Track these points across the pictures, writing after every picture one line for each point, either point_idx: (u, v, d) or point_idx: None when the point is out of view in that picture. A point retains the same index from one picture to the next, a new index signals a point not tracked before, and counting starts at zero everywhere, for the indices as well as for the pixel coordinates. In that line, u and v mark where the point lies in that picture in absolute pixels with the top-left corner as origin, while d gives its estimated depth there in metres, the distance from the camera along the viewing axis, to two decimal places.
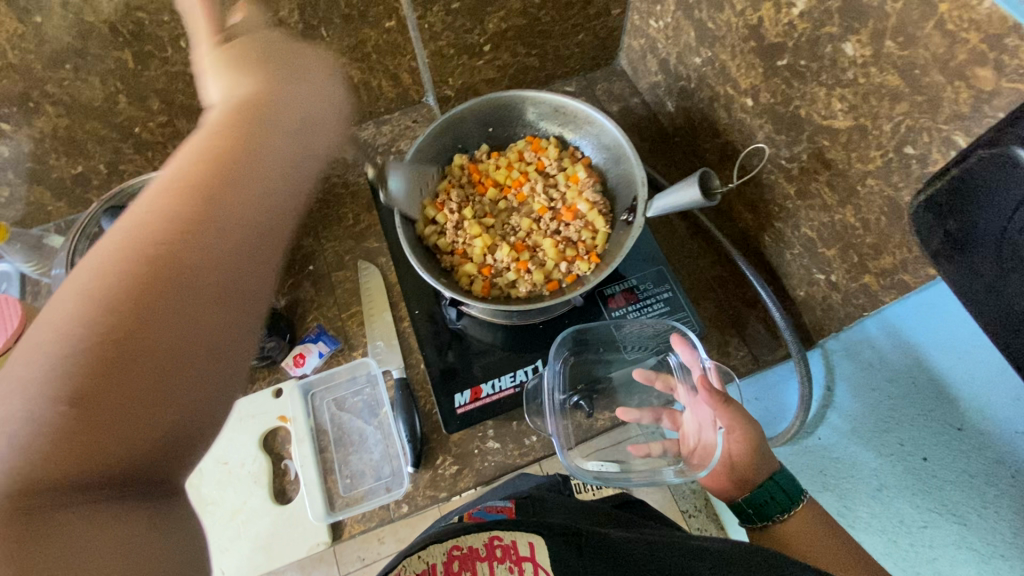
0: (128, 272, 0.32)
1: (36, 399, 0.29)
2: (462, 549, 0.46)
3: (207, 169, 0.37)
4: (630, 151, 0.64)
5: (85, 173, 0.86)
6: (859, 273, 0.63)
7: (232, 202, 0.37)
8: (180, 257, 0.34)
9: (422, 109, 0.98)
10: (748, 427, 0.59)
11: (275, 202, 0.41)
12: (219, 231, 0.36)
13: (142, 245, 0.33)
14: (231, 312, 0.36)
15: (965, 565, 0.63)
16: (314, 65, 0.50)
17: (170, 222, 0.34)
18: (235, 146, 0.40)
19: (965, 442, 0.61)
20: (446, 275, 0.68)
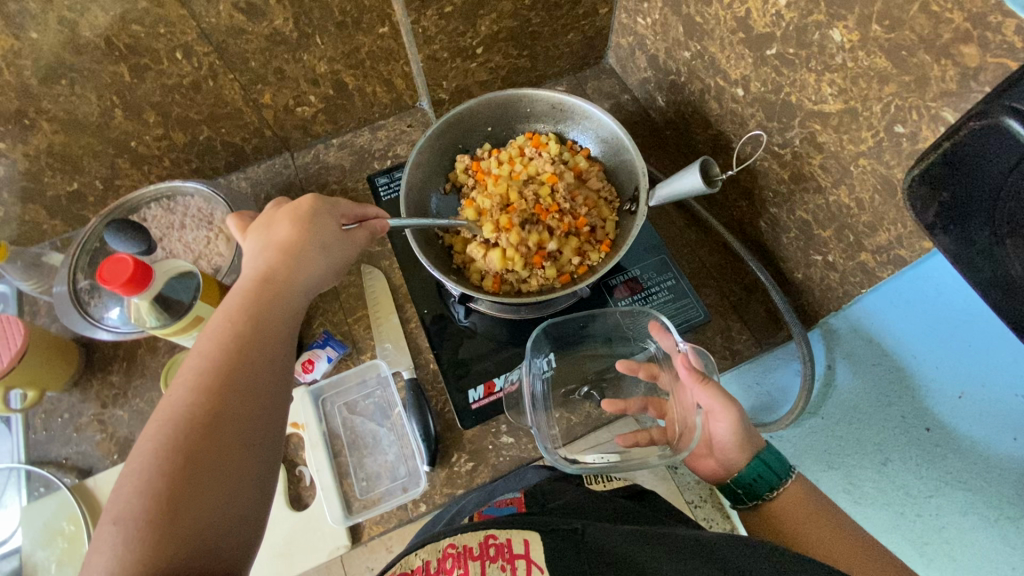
0: (176, 423, 0.44)
1: (131, 509, 0.40)
2: (456, 547, 0.52)
3: (231, 329, 0.50)
4: (630, 144, 0.65)
5: (81, 190, 0.85)
6: (855, 252, 0.66)
7: (251, 349, 0.49)
8: (219, 400, 0.45)
9: (415, 114, 0.99)
10: (730, 406, 0.62)
11: (286, 343, 0.53)
12: (244, 375, 0.47)
13: (184, 401, 0.45)
14: (263, 422, 0.48)
15: (974, 529, 0.68)
16: (313, 207, 0.62)
17: (205, 379, 0.46)
18: (258, 303, 0.53)
19: (964, 409, 0.69)
20: (457, 273, 0.70)
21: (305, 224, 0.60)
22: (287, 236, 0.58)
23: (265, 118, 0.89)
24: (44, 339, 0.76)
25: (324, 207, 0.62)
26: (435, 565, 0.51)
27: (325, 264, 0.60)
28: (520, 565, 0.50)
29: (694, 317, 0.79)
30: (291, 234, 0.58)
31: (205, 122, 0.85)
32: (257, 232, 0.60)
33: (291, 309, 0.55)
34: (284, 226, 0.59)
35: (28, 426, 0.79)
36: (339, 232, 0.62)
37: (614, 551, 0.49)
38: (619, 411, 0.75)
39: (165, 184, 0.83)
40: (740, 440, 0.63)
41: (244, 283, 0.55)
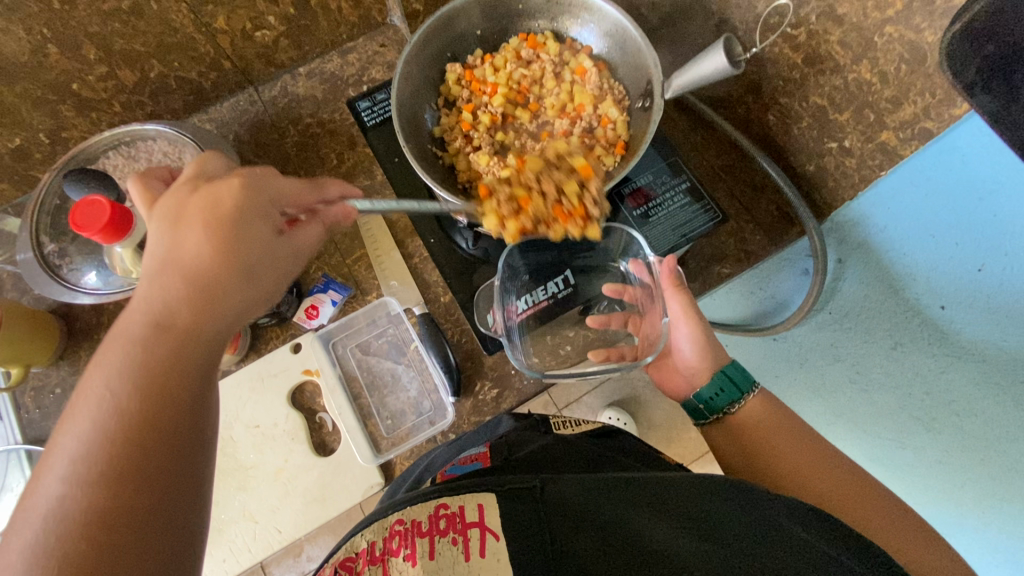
0: (46, 537, 0.32)
1: None
2: (403, 524, 0.43)
3: (121, 404, 0.35)
4: (636, 31, 0.60)
5: (25, 145, 0.76)
6: (875, 133, 0.65)
7: (152, 431, 0.36)
8: (105, 509, 0.33)
9: (387, 32, 0.90)
10: (696, 312, 0.65)
11: (200, 407, 0.39)
12: (140, 473, 0.34)
13: (55, 498, 0.33)
14: (174, 512, 0.35)
15: (979, 395, 0.74)
16: (240, 204, 0.42)
17: (89, 468, 0.34)
18: (158, 358, 0.37)
19: (986, 280, 0.69)
20: (465, 193, 0.65)
21: (225, 230, 0.41)
22: (194, 250, 0.40)
23: (221, 47, 0.80)
24: (19, 310, 0.70)
25: (255, 202, 0.43)
26: (381, 547, 0.42)
27: (259, 279, 0.43)
28: (474, 534, 0.41)
29: (712, 218, 0.75)
30: (212, 240, 0.40)
31: (153, 56, 0.76)
32: (162, 221, 0.41)
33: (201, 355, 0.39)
34: (196, 234, 0.40)
35: (18, 406, 0.74)
36: (274, 232, 0.44)
37: (574, 504, 0.44)
38: (601, 327, 0.74)
39: (121, 128, 0.74)
40: (702, 354, 0.66)
41: (134, 320, 0.38)
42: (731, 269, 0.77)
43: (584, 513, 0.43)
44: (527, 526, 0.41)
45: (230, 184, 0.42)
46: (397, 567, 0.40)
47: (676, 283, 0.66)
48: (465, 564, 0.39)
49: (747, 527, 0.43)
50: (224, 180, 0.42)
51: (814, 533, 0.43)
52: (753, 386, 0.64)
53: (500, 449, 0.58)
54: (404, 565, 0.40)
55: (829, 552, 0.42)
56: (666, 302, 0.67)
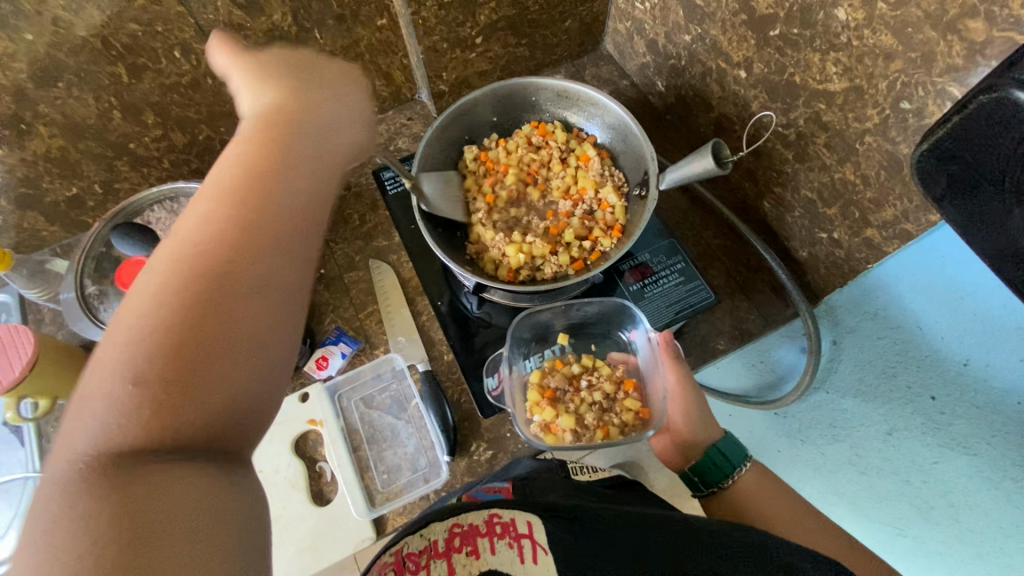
0: (188, 272, 0.40)
1: (139, 357, 0.37)
2: (462, 526, 0.48)
3: (239, 187, 0.44)
4: (636, 128, 0.66)
5: (80, 194, 0.84)
6: (860, 228, 0.67)
7: (236, 288, 0.40)
8: (231, 257, 0.41)
9: (415, 107, 0.98)
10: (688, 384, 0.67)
11: (301, 271, 0.45)
12: (245, 266, 0.41)
13: (196, 252, 0.40)
14: (267, 322, 0.41)
15: (975, 489, 0.75)
16: (249, 157, 0.45)
17: (221, 242, 0.41)
18: (256, 166, 0.45)
19: (969, 373, 0.76)
20: (471, 263, 0.70)
21: (279, 144, 0.47)
22: (288, 151, 0.47)
23: None
24: (53, 347, 0.76)
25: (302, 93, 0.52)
26: (443, 544, 0.47)
27: (343, 111, 0.54)
28: (525, 544, 0.46)
29: (703, 299, 0.78)
30: (270, 111, 0.49)
31: (204, 122, 0.84)
32: (245, 130, 0.48)
33: (270, 248, 0.43)
34: (266, 95, 0.50)
35: (41, 435, 0.78)
36: (366, 110, 0.58)
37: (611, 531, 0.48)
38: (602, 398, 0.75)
39: (167, 185, 0.82)
40: (693, 429, 0.66)
41: (236, 156, 0.45)
42: (726, 345, 0.79)
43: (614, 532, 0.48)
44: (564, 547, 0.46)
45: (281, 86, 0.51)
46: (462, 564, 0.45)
47: (675, 356, 0.68)
48: (520, 567, 0.44)
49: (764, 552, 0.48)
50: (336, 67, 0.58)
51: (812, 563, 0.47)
52: (746, 461, 0.65)
53: (522, 486, 0.62)
54: (467, 559, 0.46)
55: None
56: (664, 373, 0.69)
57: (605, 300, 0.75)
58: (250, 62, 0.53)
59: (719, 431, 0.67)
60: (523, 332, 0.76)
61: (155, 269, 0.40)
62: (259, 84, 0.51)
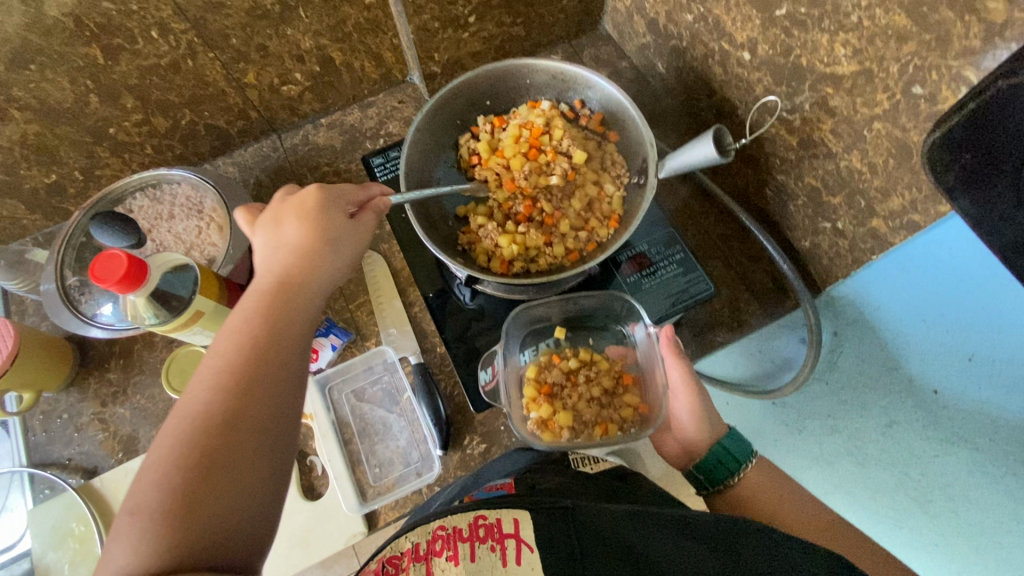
0: (191, 421, 0.42)
1: (151, 493, 0.39)
2: (446, 529, 0.47)
3: (244, 332, 0.46)
4: (636, 112, 0.63)
5: (60, 181, 0.82)
6: (866, 218, 0.65)
7: (240, 429, 0.42)
8: (231, 400, 0.43)
9: (406, 89, 0.95)
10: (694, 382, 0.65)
11: (295, 396, 0.47)
12: (247, 407, 0.43)
13: (201, 404, 0.43)
14: (265, 454, 0.43)
15: (975, 483, 0.74)
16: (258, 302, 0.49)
17: (223, 378, 0.44)
18: (273, 306, 0.49)
19: (976, 368, 0.71)
20: (464, 254, 0.68)
21: (282, 290, 0.50)
22: (299, 287, 0.50)
23: (249, 99, 0.85)
24: (35, 338, 0.74)
25: (330, 199, 0.56)
26: (424, 547, 0.46)
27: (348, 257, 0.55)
28: (510, 545, 0.45)
29: (702, 290, 0.76)
30: (303, 244, 0.52)
31: (186, 106, 0.81)
32: (262, 272, 0.52)
33: (269, 381, 0.45)
34: (296, 223, 0.53)
35: (27, 428, 0.77)
36: (352, 224, 0.56)
37: (606, 531, 0.47)
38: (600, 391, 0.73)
39: (149, 172, 0.79)
40: (698, 425, 0.65)
41: (250, 303, 0.49)
42: (724, 337, 0.77)
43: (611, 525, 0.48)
44: (557, 540, 0.45)
45: (316, 188, 0.56)
46: (441, 566, 0.44)
47: (677, 351, 0.65)
48: (503, 569, 0.43)
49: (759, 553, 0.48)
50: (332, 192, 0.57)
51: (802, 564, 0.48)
52: (752, 457, 0.64)
53: (524, 479, 0.58)
54: (447, 565, 0.44)
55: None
56: (668, 370, 0.66)
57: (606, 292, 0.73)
58: (276, 202, 0.56)
59: (724, 425, 0.66)
60: (518, 327, 0.74)
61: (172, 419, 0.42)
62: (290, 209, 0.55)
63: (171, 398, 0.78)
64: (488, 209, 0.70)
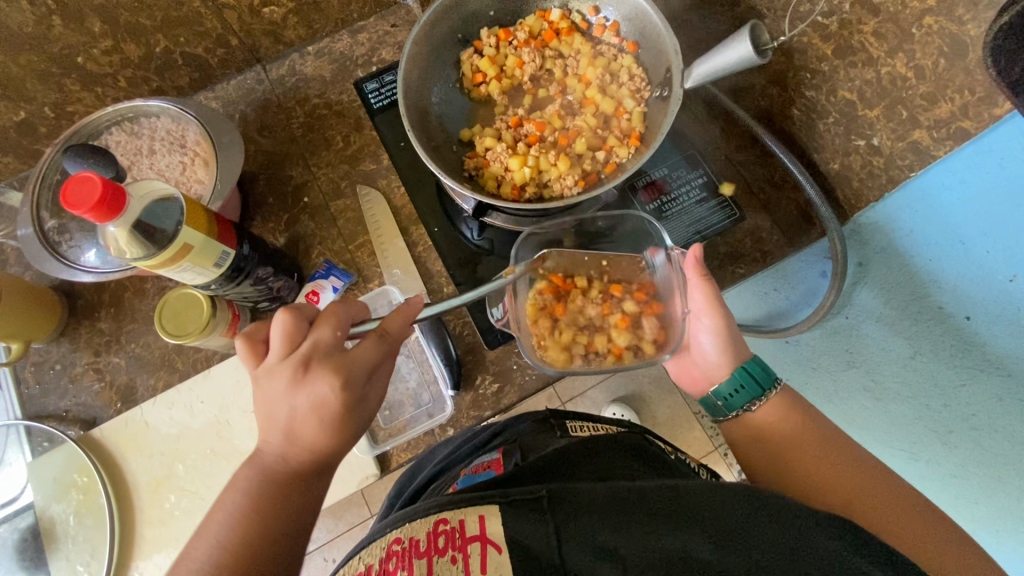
0: None
1: None
2: (402, 544, 0.43)
3: (240, 539, 0.43)
4: (657, 16, 0.58)
5: (30, 119, 0.75)
6: (907, 131, 0.61)
7: None
8: None
9: (398, 11, 0.87)
10: (720, 305, 0.60)
11: None
12: None
13: None
14: None
15: (1008, 412, 0.69)
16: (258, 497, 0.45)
17: None
18: (272, 499, 0.45)
19: (1017, 288, 0.64)
20: (471, 180, 0.63)
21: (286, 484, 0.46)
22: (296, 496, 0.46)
23: (228, 24, 0.77)
24: (19, 286, 0.70)
25: (351, 381, 0.47)
26: (377, 569, 0.41)
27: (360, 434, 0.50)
28: (474, 549, 0.41)
29: (728, 217, 0.73)
30: (318, 442, 0.47)
31: (159, 31, 0.74)
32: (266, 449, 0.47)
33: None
34: (309, 425, 0.46)
35: (19, 380, 0.74)
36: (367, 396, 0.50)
37: (584, 517, 0.43)
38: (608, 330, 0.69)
39: (125, 104, 0.73)
40: (722, 349, 0.61)
41: (248, 497, 0.45)
42: (746, 269, 0.73)
43: (592, 517, 0.43)
44: (532, 544, 0.42)
45: (334, 381, 0.46)
46: None
47: (703, 274, 0.60)
48: None
49: (770, 531, 0.41)
50: (333, 366, 0.47)
51: (842, 547, 0.40)
52: (776, 384, 0.59)
53: (512, 451, 0.59)
54: None
55: (861, 567, 0.39)
56: (690, 292, 0.61)
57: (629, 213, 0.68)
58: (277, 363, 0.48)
59: (747, 350, 0.61)
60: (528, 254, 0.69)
61: None
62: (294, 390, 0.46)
63: (167, 344, 0.74)
64: (497, 131, 0.64)
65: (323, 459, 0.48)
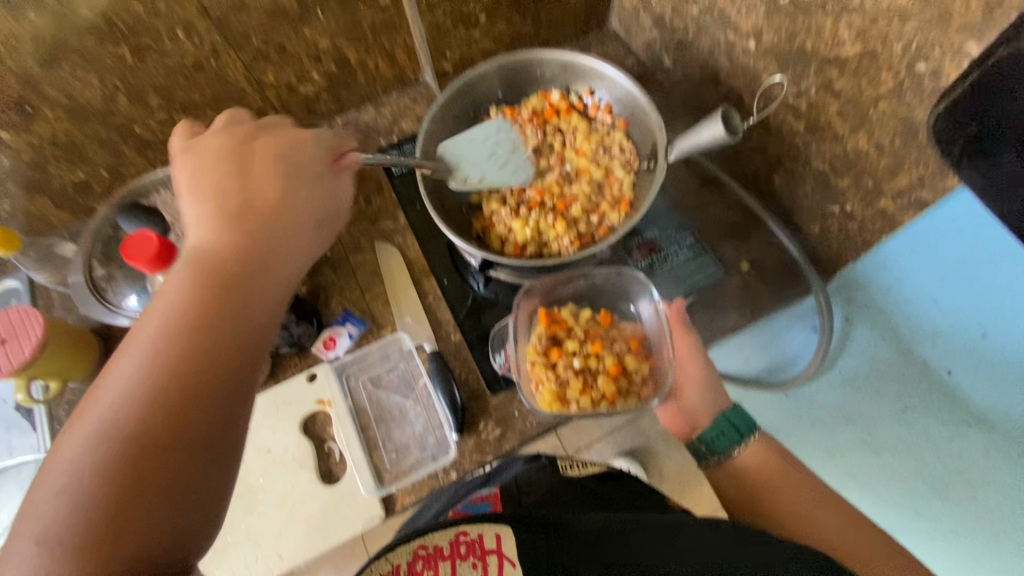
0: (120, 422, 0.41)
1: (74, 495, 0.39)
2: (428, 548, 0.47)
3: (187, 306, 0.47)
4: (645, 100, 0.66)
5: (88, 179, 0.85)
6: (874, 199, 0.66)
7: (186, 424, 0.43)
8: (165, 386, 0.43)
9: (419, 88, 0.97)
10: (700, 354, 0.66)
11: (246, 374, 0.48)
12: (187, 412, 0.43)
13: (133, 387, 0.43)
14: (206, 455, 0.43)
15: (998, 466, 0.69)
16: (195, 280, 0.49)
17: (160, 374, 0.43)
18: (212, 278, 0.49)
19: (990, 346, 0.64)
20: (478, 239, 0.70)
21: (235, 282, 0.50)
22: (205, 340, 0.46)
23: (268, 99, 0.88)
24: (65, 329, 0.76)
25: (291, 146, 0.59)
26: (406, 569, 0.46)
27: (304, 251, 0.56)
28: (492, 561, 0.46)
29: (712, 274, 0.79)
30: (253, 207, 0.54)
31: (208, 105, 0.84)
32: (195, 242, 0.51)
33: (222, 367, 0.45)
34: (238, 177, 0.55)
35: (53, 418, 0.79)
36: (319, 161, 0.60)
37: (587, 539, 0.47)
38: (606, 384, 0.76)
39: (173, 168, 0.82)
40: (703, 395, 0.65)
41: (195, 278, 0.49)
42: (737, 322, 0.78)
43: (592, 541, 0.47)
44: (542, 554, 0.46)
45: (263, 129, 0.59)
46: None
47: (683, 326, 0.67)
48: None
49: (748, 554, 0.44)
50: (267, 127, 0.60)
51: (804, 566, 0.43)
52: (755, 430, 0.62)
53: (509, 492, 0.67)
54: None
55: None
56: (674, 343, 0.68)
57: (625, 270, 0.74)
58: (195, 150, 0.57)
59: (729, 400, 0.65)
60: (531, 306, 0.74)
61: (95, 427, 0.41)
62: (218, 201, 0.53)
63: None
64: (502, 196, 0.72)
65: (263, 251, 0.52)
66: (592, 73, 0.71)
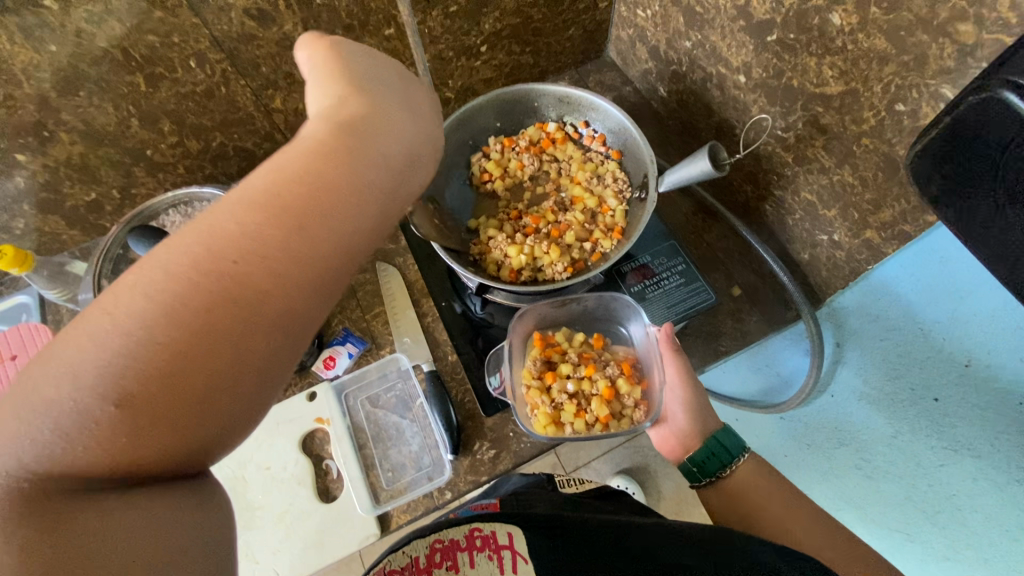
0: (195, 290, 0.33)
1: (126, 373, 0.32)
2: (444, 541, 0.46)
3: (291, 172, 0.37)
4: (637, 132, 0.68)
5: (99, 199, 0.87)
6: (860, 230, 0.68)
7: (257, 311, 0.35)
8: (252, 266, 0.34)
9: None
10: (689, 376, 0.67)
11: (339, 270, 0.39)
12: (262, 303, 0.35)
13: (217, 254, 0.34)
14: (276, 351, 0.36)
15: (982, 496, 0.70)
16: (321, 142, 0.38)
17: (252, 245, 0.35)
18: (332, 143, 0.39)
19: (973, 376, 0.68)
20: (475, 263, 0.72)
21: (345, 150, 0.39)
22: (281, 244, 0.35)
23: (275, 123, 0.91)
24: None
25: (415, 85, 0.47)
26: (424, 561, 0.45)
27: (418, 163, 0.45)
28: (506, 555, 0.46)
29: (703, 300, 0.79)
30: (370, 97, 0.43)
31: (217, 129, 0.87)
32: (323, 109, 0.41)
33: (316, 260, 0.37)
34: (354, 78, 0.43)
35: None
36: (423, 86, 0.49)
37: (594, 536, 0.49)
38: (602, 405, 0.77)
39: (183, 191, 0.85)
40: (691, 416, 0.66)
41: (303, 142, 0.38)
42: (728, 346, 0.80)
43: (598, 538, 0.49)
44: (550, 548, 0.47)
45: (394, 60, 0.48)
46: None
47: (674, 348, 0.68)
48: None
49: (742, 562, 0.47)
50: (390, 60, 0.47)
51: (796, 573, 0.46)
52: (744, 451, 0.65)
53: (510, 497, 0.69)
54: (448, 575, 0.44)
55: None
56: (664, 366, 0.69)
57: (617, 296, 0.75)
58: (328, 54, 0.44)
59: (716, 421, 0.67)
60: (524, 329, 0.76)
61: (166, 290, 0.33)
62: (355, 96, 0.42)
63: None
64: (498, 223, 0.74)
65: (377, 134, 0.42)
66: (586, 105, 0.73)
